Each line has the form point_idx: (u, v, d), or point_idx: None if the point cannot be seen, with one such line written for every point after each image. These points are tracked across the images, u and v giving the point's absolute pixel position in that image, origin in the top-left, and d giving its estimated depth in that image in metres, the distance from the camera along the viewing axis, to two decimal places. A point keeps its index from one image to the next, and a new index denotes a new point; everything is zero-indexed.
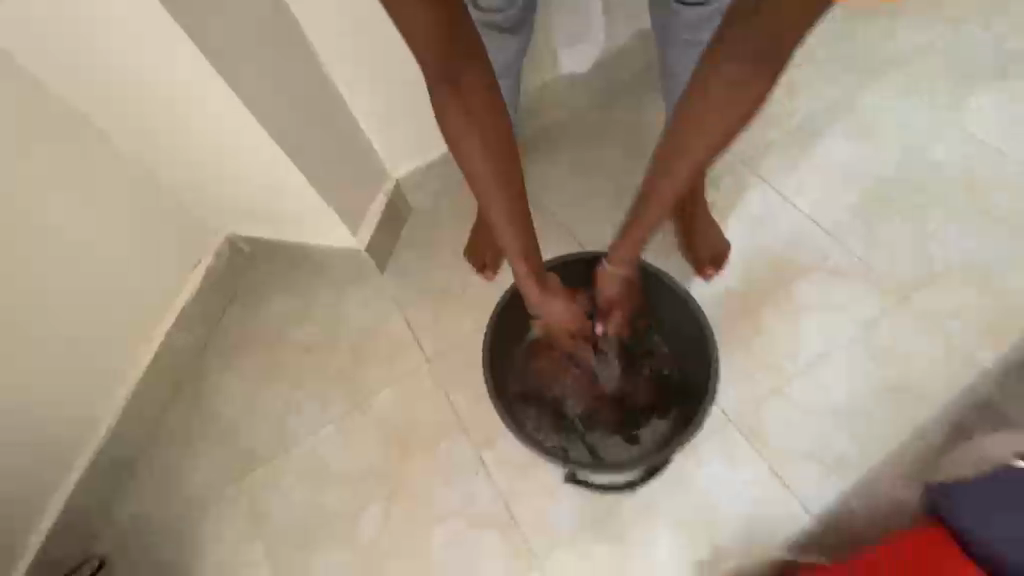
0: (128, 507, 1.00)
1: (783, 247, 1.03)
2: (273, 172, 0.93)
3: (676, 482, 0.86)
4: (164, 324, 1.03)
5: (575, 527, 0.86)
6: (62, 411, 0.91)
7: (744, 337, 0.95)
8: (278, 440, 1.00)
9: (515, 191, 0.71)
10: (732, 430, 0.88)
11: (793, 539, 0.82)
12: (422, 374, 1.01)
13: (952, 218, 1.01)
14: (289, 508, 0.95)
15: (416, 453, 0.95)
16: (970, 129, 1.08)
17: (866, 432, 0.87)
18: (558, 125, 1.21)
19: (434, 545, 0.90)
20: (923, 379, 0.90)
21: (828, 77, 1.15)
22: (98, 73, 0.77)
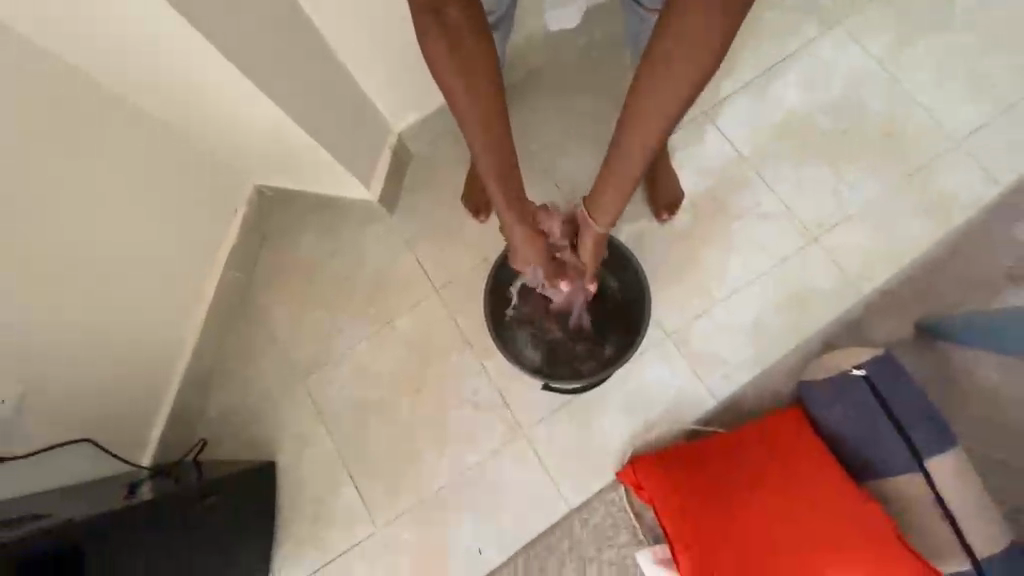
0: (211, 409, 1.27)
1: (725, 194, 1.24)
2: (296, 145, 1.08)
3: (624, 378, 1.19)
4: (218, 263, 1.25)
5: (547, 408, 1.20)
6: (158, 341, 1.16)
7: (689, 271, 1.21)
8: (322, 353, 1.28)
9: (501, 155, 0.86)
10: (668, 343, 1.19)
11: (698, 415, 1.17)
12: (433, 301, 1.29)
13: (865, 169, 1.23)
14: (337, 402, 1.26)
15: (433, 361, 1.26)
16: (901, 83, 1.27)
17: (765, 339, 1.18)
18: (540, 75, 1.35)
19: (451, 422, 1.22)
20: (816, 306, 1.18)
21: (779, 36, 1.31)
22: (145, 74, 0.89)
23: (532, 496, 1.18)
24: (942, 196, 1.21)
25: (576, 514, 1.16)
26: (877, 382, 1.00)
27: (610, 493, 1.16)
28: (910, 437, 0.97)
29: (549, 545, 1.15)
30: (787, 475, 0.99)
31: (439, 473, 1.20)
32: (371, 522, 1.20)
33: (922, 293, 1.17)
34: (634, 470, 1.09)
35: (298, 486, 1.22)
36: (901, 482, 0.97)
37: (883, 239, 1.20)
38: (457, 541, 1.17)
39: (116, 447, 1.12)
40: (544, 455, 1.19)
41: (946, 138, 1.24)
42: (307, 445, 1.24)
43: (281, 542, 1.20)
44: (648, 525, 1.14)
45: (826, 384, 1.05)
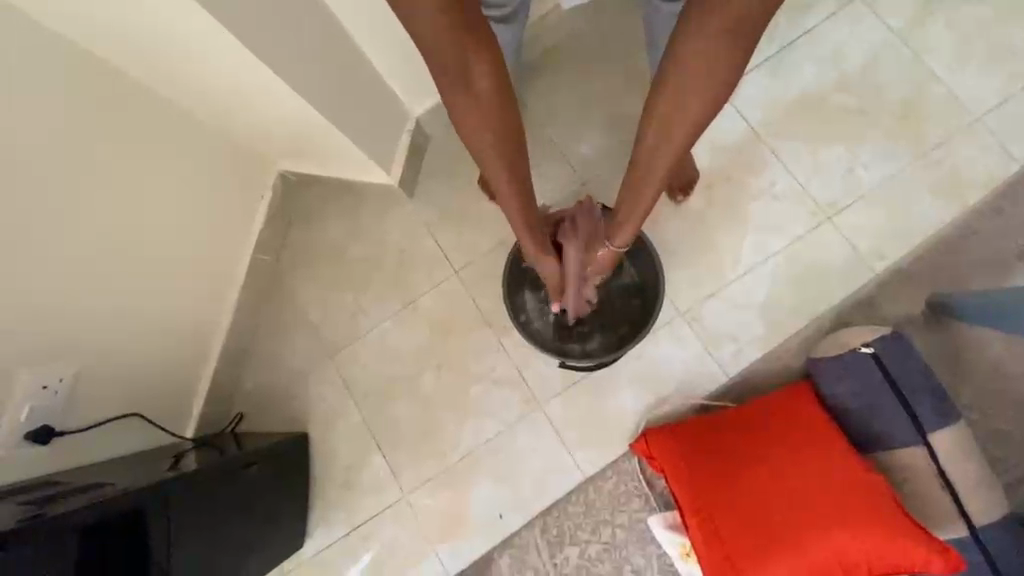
0: (248, 386, 1.35)
1: (740, 174, 1.25)
2: (321, 134, 1.12)
3: (638, 355, 1.24)
4: (249, 247, 1.30)
5: (563, 383, 1.26)
6: (196, 320, 1.22)
7: (703, 251, 1.24)
8: (348, 332, 1.35)
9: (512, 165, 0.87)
10: (681, 321, 1.23)
11: (709, 391, 1.21)
12: (453, 282, 1.33)
13: (878, 148, 1.23)
14: (363, 379, 1.33)
15: (453, 340, 1.31)
16: (923, 57, 1.26)
17: (776, 317, 1.21)
18: (555, 55, 1.35)
19: (472, 396, 1.29)
20: (826, 285, 1.20)
21: (796, 11, 1.30)
22: (177, 68, 0.93)
23: (550, 466, 1.24)
24: (960, 173, 1.21)
25: (592, 482, 1.23)
26: (884, 358, 1.05)
27: (624, 463, 1.22)
28: (913, 412, 1.02)
29: (567, 511, 1.22)
30: (794, 444, 1.05)
31: (462, 444, 1.28)
32: (399, 489, 1.28)
33: (934, 271, 1.18)
34: (647, 443, 1.13)
35: (330, 456, 1.31)
36: (904, 452, 1.02)
37: (897, 217, 1.21)
38: (480, 506, 1.25)
39: (162, 421, 1.20)
40: (561, 427, 1.25)
41: (965, 114, 1.23)
42: (338, 417, 1.32)
43: (316, 507, 1.29)
44: (659, 493, 1.21)
45: (836, 360, 1.08)
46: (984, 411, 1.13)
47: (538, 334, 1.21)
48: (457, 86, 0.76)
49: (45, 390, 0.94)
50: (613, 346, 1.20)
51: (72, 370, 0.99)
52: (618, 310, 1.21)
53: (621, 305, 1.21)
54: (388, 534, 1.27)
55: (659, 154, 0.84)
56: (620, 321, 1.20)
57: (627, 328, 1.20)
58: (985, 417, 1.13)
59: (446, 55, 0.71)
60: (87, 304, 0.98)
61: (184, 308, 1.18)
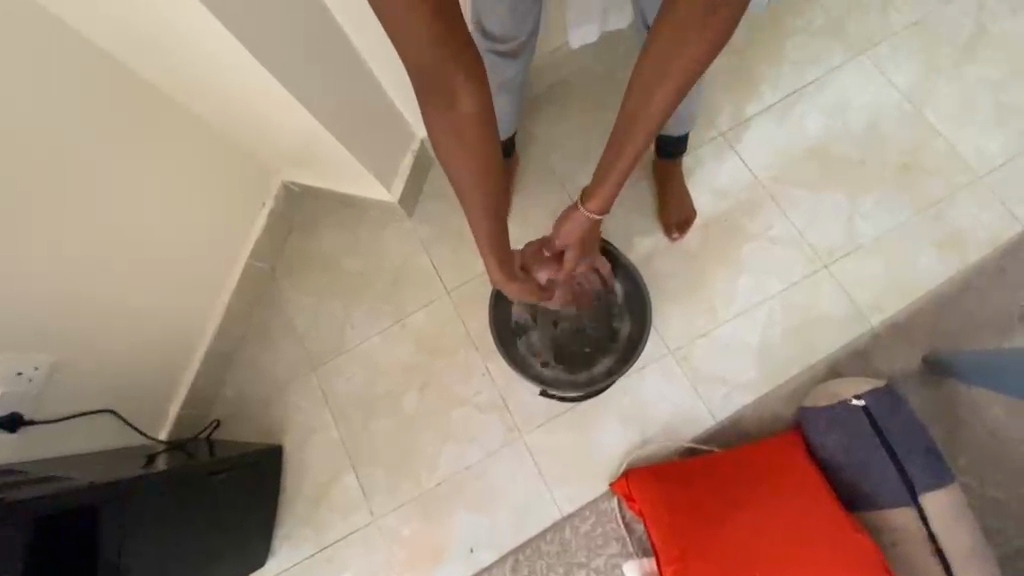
0: (229, 391, 1.33)
1: (738, 215, 1.25)
2: (326, 146, 1.14)
3: (624, 390, 1.21)
4: (246, 251, 1.31)
5: (547, 414, 1.23)
6: (183, 321, 1.22)
7: (697, 289, 1.23)
8: (334, 345, 1.33)
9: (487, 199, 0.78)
10: (670, 358, 1.21)
11: (695, 433, 1.17)
12: (444, 302, 1.33)
13: (878, 199, 1.23)
14: (345, 393, 1.31)
15: (438, 360, 1.30)
16: (927, 114, 1.27)
17: (768, 362, 1.18)
18: (563, 90, 1.38)
19: (454, 420, 1.26)
20: (820, 332, 1.18)
21: (801, 62, 1.32)
22: (189, 72, 0.96)
23: (527, 500, 1.20)
24: (961, 230, 1.19)
25: (569, 520, 1.18)
26: (875, 412, 1.01)
27: (604, 502, 1.18)
28: (906, 475, 0.98)
29: (540, 548, 1.17)
30: (779, 495, 1.00)
31: (438, 469, 1.24)
32: (370, 511, 1.24)
33: (932, 327, 1.16)
34: (627, 482, 1.08)
35: (303, 471, 1.27)
36: (895, 512, 0.97)
37: (895, 269, 1.19)
38: (452, 537, 1.21)
39: (135, 420, 1.18)
40: (541, 460, 1.21)
41: (967, 172, 1.22)
42: (315, 431, 1.29)
43: (283, 523, 1.25)
44: (637, 538, 1.16)
45: (826, 411, 1.04)
46: (979, 475, 1.09)
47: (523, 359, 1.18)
48: (439, 99, 0.65)
49: (18, 376, 0.93)
50: (584, 377, 1.18)
51: (50, 359, 0.98)
52: (595, 344, 1.19)
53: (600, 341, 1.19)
54: (353, 559, 1.22)
55: (646, 101, 0.75)
56: (594, 355, 1.18)
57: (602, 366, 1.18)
58: (982, 484, 1.08)
59: (422, 60, 0.60)
60: (73, 292, 0.98)
61: (171, 308, 1.18)
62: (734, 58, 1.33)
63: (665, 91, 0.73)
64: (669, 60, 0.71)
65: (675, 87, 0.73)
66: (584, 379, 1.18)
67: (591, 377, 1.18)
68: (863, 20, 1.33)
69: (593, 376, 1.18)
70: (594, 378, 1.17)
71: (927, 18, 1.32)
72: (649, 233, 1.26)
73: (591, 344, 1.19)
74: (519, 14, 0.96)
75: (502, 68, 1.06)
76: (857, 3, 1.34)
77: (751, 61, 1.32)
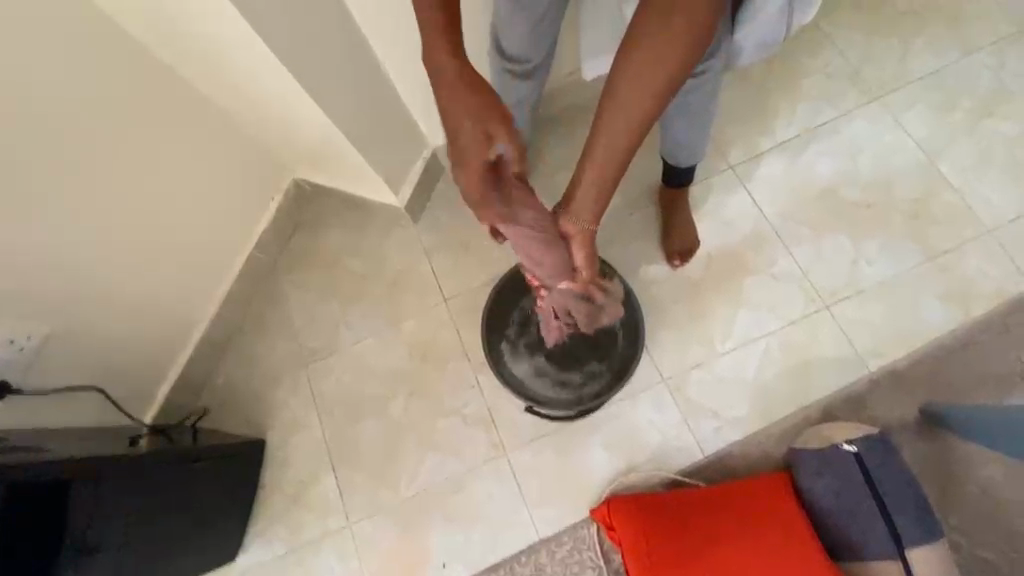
0: (220, 380, 1.33)
1: (741, 248, 1.25)
2: (337, 144, 1.15)
3: (614, 416, 1.19)
4: (250, 242, 1.33)
5: (533, 432, 1.21)
6: (181, 306, 1.22)
7: (694, 321, 1.21)
8: (326, 343, 1.33)
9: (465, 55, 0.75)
10: (661, 385, 1.19)
11: (682, 466, 1.15)
12: (440, 310, 1.33)
13: (881, 244, 1.22)
14: (333, 391, 1.30)
15: (429, 367, 1.29)
16: (939, 165, 1.26)
17: (762, 399, 1.16)
18: (578, 112, 1.40)
19: (439, 431, 1.25)
20: (817, 374, 1.16)
21: (816, 103, 1.33)
22: (207, 62, 0.99)
23: (505, 518, 1.18)
24: (967, 284, 1.18)
25: (546, 544, 1.15)
26: (867, 460, 0.99)
27: (583, 528, 1.15)
28: (895, 527, 0.94)
29: (514, 570, 1.14)
30: (763, 537, 0.97)
31: (417, 479, 1.22)
32: (345, 515, 1.22)
33: (930, 378, 1.13)
34: (607, 509, 1.06)
35: (284, 468, 1.26)
36: (879, 564, 0.94)
37: (897, 317, 1.17)
38: (426, 550, 1.18)
39: (121, 401, 1.18)
40: (522, 479, 1.19)
41: (974, 225, 1.21)
42: (300, 428, 1.28)
43: (258, 519, 1.24)
44: (614, 569, 1.13)
45: (816, 454, 1.02)
46: (972, 537, 1.05)
47: (508, 370, 1.16)
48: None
49: (11, 344, 0.94)
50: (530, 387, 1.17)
51: (44, 331, 0.99)
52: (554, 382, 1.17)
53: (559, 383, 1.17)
54: (325, 563, 1.20)
55: (621, 127, 0.72)
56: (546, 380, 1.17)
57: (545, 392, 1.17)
58: (973, 544, 1.05)
59: None
60: (79, 264, 1.00)
61: (169, 292, 1.18)
62: (748, 95, 1.34)
63: (633, 116, 0.71)
64: (644, 70, 0.68)
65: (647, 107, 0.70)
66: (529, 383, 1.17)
67: (532, 389, 1.17)
68: (880, 67, 1.34)
69: (534, 391, 1.17)
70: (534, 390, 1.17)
71: (945, 71, 1.32)
72: (653, 260, 1.26)
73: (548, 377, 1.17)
74: (538, 36, 0.98)
75: (519, 89, 1.08)
76: (876, 51, 1.35)
77: (764, 97, 1.34)
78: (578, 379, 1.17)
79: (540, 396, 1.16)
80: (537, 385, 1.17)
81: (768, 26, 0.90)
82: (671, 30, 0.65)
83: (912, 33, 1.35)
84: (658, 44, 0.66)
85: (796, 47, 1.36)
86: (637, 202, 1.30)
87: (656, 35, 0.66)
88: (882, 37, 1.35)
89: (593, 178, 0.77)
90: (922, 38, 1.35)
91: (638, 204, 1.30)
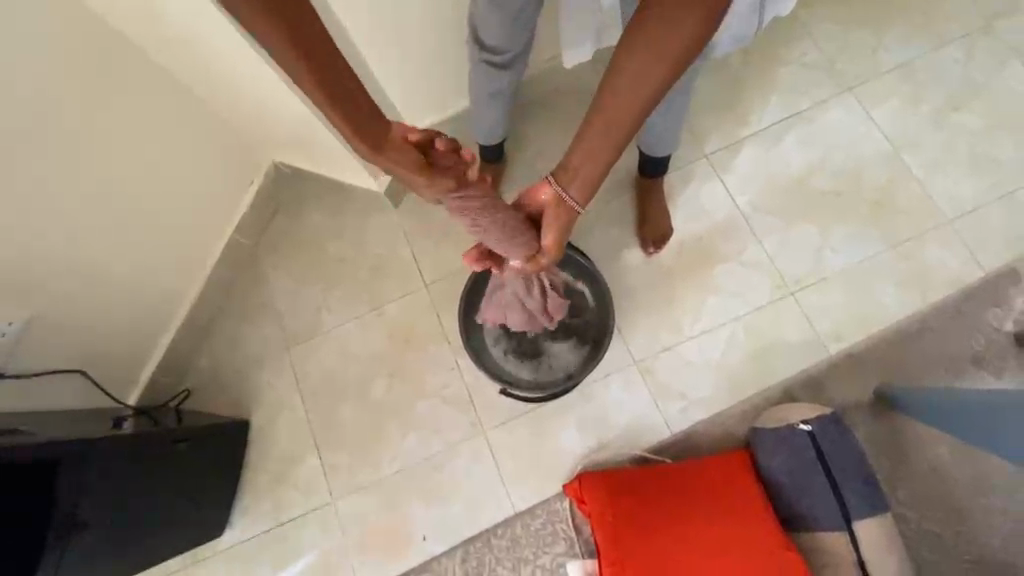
0: (203, 361, 1.36)
1: (713, 237, 1.28)
2: (314, 130, 1.16)
3: (586, 398, 1.24)
4: (230, 227, 1.33)
5: (510, 411, 1.26)
6: (162, 290, 1.24)
7: (666, 306, 1.26)
8: (308, 326, 1.36)
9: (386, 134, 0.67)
10: (632, 368, 1.24)
11: (650, 443, 1.21)
12: (420, 294, 1.36)
13: (847, 232, 1.26)
14: (317, 373, 1.33)
15: (410, 350, 1.32)
16: (905, 156, 1.30)
17: (729, 380, 1.22)
18: (558, 98, 1.42)
19: (420, 411, 1.29)
20: (783, 357, 1.21)
21: (790, 93, 1.35)
22: (184, 48, 0.98)
23: (483, 493, 1.23)
24: (926, 271, 1.23)
25: (521, 517, 1.21)
26: (819, 438, 1.05)
27: (556, 503, 1.21)
28: (842, 500, 1.01)
29: (491, 542, 1.20)
30: (725, 508, 1.04)
31: (398, 458, 1.27)
32: (329, 492, 1.27)
33: (886, 363, 1.19)
34: (579, 485, 1.12)
35: (268, 447, 1.30)
36: (827, 533, 1.01)
37: (857, 303, 1.22)
38: (407, 525, 1.24)
39: (106, 382, 1.20)
40: (499, 456, 1.24)
41: (935, 215, 1.25)
42: (283, 408, 1.32)
43: (244, 495, 1.28)
44: (584, 539, 1.19)
45: (774, 432, 1.08)
46: (918, 509, 1.12)
47: (483, 352, 1.21)
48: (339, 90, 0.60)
49: None
50: (512, 375, 1.21)
51: (24, 316, 1.00)
52: (532, 369, 1.21)
53: (537, 368, 1.21)
54: (310, 536, 1.25)
55: (606, 136, 0.75)
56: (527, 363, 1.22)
57: (526, 374, 1.21)
58: (918, 516, 1.12)
59: None
60: (54, 246, 1.00)
61: (149, 275, 1.19)
62: (725, 84, 1.36)
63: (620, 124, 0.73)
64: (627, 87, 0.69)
65: (625, 119, 0.72)
66: (515, 370, 1.21)
67: (516, 375, 1.21)
68: (854, 57, 1.36)
69: (518, 376, 1.21)
70: (518, 376, 1.21)
71: (915, 63, 1.35)
72: (628, 246, 1.29)
73: (528, 364, 1.21)
74: (515, 27, 1.00)
75: (496, 80, 1.10)
76: (850, 41, 1.37)
77: (741, 86, 1.36)
78: (553, 363, 1.21)
79: (523, 381, 1.20)
80: (517, 370, 1.21)
81: (736, 22, 0.91)
82: (656, 53, 0.65)
83: (885, 24, 1.37)
84: (642, 69, 0.67)
85: (773, 36, 1.38)
86: (613, 189, 1.32)
87: (639, 54, 0.66)
88: (857, 28, 1.37)
89: (586, 167, 0.79)
90: (896, 29, 1.37)
91: (614, 191, 1.33)
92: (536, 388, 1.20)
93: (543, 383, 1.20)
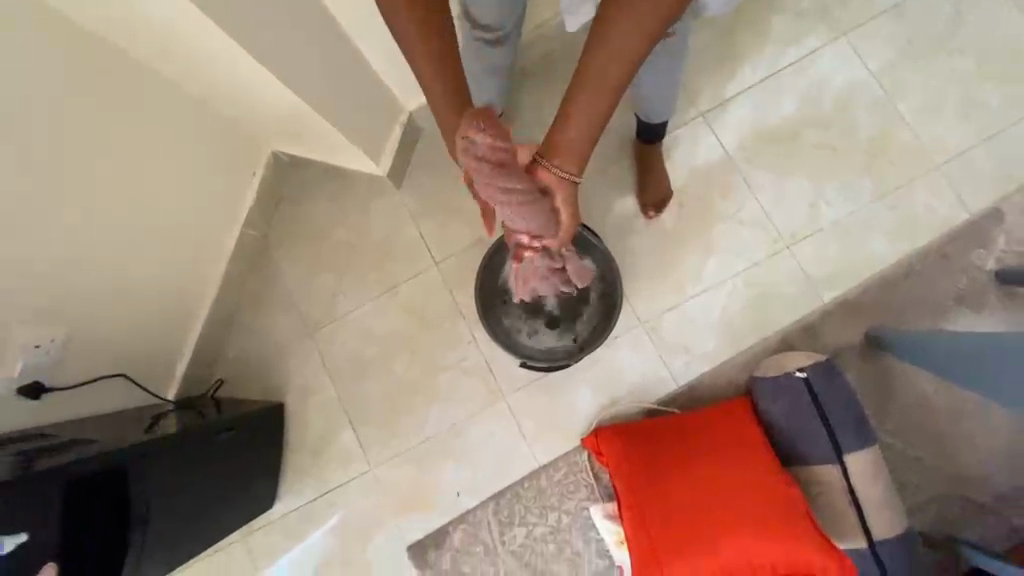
0: (232, 352, 1.43)
1: (711, 198, 1.32)
2: (310, 121, 1.17)
3: (596, 359, 1.33)
4: (239, 220, 1.37)
5: (526, 377, 1.35)
6: (184, 290, 1.29)
7: (668, 268, 1.32)
8: (326, 311, 1.42)
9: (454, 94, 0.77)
10: (638, 329, 1.32)
11: (658, 396, 1.31)
12: (431, 273, 1.40)
13: (840, 183, 1.30)
14: (341, 354, 1.41)
15: (427, 327, 1.39)
16: (897, 101, 1.31)
17: (729, 333, 1.30)
18: (550, 64, 1.41)
19: (441, 383, 1.37)
20: (779, 309, 1.29)
21: (783, 43, 1.34)
22: (174, 53, 0.98)
23: (508, 452, 1.34)
24: (914, 218, 1.28)
25: (544, 470, 1.33)
26: (814, 384, 1.15)
27: (575, 456, 1.32)
28: (835, 438, 1.12)
29: (519, 494, 1.33)
30: (732, 452, 1.14)
31: (427, 426, 1.37)
32: (365, 462, 1.38)
33: (876, 307, 1.27)
34: (596, 439, 1.22)
35: (304, 425, 1.40)
36: (821, 467, 1.13)
37: (849, 253, 1.28)
38: (441, 485, 1.35)
39: (147, 382, 1.27)
40: (519, 418, 1.34)
41: (926, 160, 1.29)
42: (314, 390, 1.40)
43: (288, 470, 1.39)
44: (603, 486, 1.32)
45: (774, 380, 1.18)
46: (904, 439, 1.24)
47: (496, 316, 1.28)
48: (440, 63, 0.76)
49: (37, 347, 1.00)
50: (519, 338, 1.28)
51: (64, 332, 1.05)
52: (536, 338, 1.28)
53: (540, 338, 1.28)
54: (352, 502, 1.37)
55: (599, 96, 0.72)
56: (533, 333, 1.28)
57: (530, 341, 1.28)
58: (904, 445, 1.24)
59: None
60: (78, 261, 1.04)
61: (169, 278, 1.23)
62: (717, 38, 1.35)
63: (611, 83, 0.71)
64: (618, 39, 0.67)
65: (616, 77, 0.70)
66: (522, 335, 1.28)
67: (521, 339, 1.28)
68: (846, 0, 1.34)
69: (523, 341, 1.28)
70: (523, 341, 1.28)
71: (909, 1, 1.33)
72: (628, 212, 1.33)
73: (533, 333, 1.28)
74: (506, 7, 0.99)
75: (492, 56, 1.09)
76: None
77: (733, 39, 1.35)
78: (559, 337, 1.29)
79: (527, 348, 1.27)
80: (523, 337, 1.28)
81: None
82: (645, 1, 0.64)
83: None
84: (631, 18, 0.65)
85: None
86: (611, 156, 1.35)
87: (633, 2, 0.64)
88: None
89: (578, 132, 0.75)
90: None
91: (611, 158, 1.35)
92: (540, 355, 1.28)
93: (545, 352, 1.28)
